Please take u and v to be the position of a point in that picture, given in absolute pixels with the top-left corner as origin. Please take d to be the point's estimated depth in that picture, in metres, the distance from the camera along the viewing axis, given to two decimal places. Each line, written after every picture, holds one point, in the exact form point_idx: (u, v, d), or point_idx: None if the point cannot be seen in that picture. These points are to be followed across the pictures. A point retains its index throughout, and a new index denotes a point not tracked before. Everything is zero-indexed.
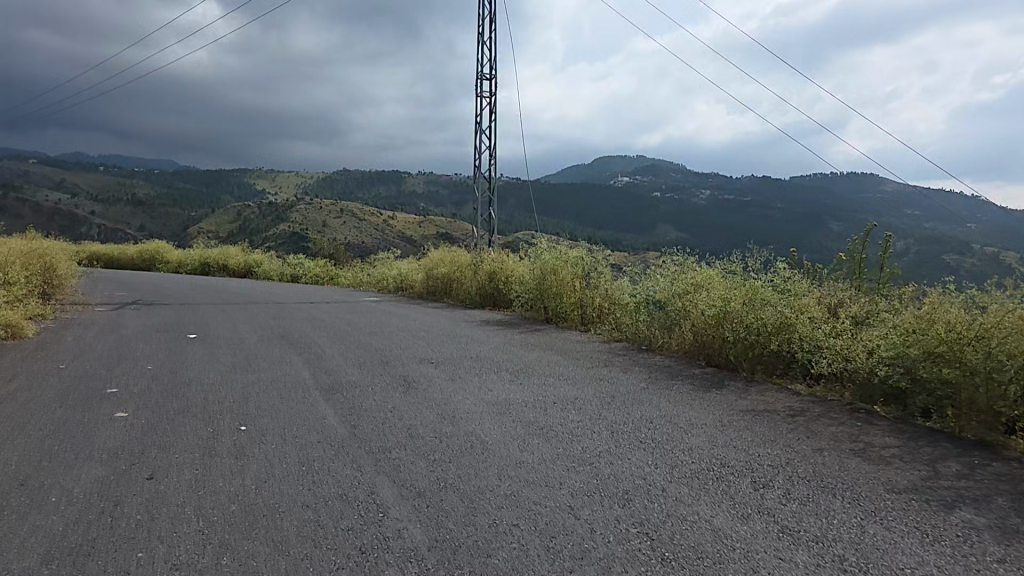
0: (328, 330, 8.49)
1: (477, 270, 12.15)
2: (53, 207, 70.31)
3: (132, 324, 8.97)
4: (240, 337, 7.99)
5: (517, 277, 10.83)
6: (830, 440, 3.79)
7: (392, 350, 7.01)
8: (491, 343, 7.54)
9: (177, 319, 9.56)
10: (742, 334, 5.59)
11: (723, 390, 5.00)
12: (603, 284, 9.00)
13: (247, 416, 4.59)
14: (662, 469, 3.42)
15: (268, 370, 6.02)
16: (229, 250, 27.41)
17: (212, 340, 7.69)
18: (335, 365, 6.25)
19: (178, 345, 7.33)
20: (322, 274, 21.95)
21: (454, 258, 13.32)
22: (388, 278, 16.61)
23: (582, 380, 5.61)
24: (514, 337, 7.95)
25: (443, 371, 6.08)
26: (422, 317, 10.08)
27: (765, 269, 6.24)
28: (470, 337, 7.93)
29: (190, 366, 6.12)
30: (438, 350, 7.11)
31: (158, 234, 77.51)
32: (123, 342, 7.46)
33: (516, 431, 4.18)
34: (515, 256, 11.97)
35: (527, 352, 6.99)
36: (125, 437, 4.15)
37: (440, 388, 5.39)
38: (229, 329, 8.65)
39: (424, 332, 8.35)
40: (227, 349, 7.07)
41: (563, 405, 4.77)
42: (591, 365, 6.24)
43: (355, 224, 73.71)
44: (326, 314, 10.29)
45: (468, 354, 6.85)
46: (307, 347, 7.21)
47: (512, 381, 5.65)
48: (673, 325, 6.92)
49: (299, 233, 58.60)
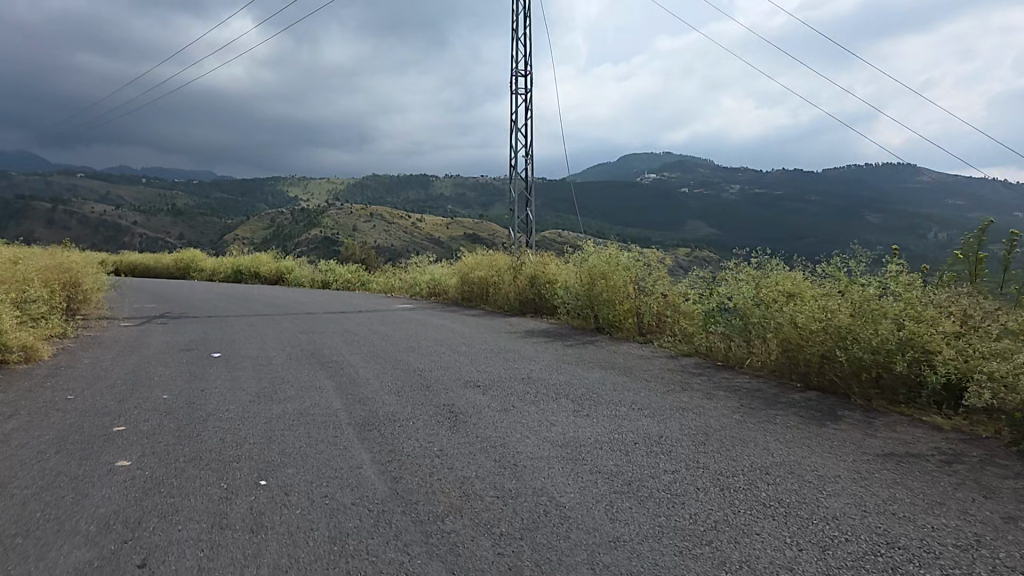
0: (363, 347, 7.69)
1: (517, 275, 11.29)
2: (97, 219, 71.81)
3: (157, 342, 8.28)
4: (267, 357, 7.23)
5: (559, 283, 9.97)
6: (1021, 503, 3.12)
7: (434, 371, 6.21)
8: (547, 359, 6.67)
9: (204, 336, 8.86)
10: (857, 352, 4.81)
11: (844, 425, 4.29)
12: (662, 288, 8.05)
13: (269, 466, 3.73)
14: (811, 554, 2.66)
15: (296, 398, 5.24)
16: (262, 258, 27.12)
17: (235, 361, 6.94)
18: (369, 392, 5.44)
19: (198, 367, 6.59)
20: (354, 279, 21.34)
21: (490, 260, 12.47)
22: (421, 283, 15.88)
23: (663, 412, 4.72)
24: (567, 352, 7.07)
25: (493, 397, 5.22)
26: (462, 328, 9.27)
27: (873, 273, 5.34)
28: (518, 352, 7.07)
29: (209, 395, 5.35)
30: (485, 369, 6.27)
31: (194, 241, 78.30)
32: (138, 365, 6.74)
33: (598, 489, 3.35)
34: (556, 258, 11.07)
35: (585, 372, 6.09)
36: (122, 499, 3.29)
37: (493, 422, 4.56)
38: (257, 346, 7.94)
39: (466, 348, 7.52)
40: (252, 372, 6.33)
41: (647, 448, 3.92)
42: (665, 390, 5.34)
43: (385, 228, 73.43)
44: (359, 327, 9.54)
45: (520, 375, 5.99)
46: (340, 369, 6.43)
47: (576, 412, 4.79)
48: (756, 339, 6.04)
49: (328, 239, 58.50)
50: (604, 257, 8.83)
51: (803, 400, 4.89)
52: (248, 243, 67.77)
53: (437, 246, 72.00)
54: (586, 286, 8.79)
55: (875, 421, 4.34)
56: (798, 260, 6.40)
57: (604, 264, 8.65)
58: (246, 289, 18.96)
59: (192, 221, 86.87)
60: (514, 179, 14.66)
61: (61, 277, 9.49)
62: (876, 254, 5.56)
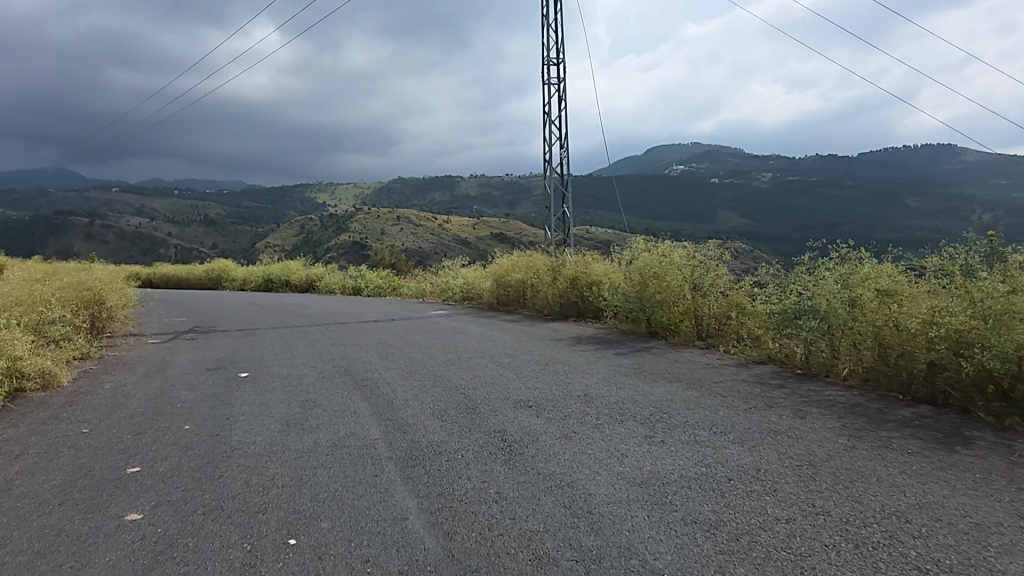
0: (400, 361, 7.15)
1: (557, 277, 10.70)
2: (131, 231, 72.96)
3: (183, 361, 7.83)
4: (299, 375, 6.72)
5: (605, 283, 9.35)
6: None
7: (479, 389, 5.63)
8: (603, 372, 6.03)
9: (231, 352, 8.40)
10: (986, 359, 4.20)
11: (978, 453, 3.71)
12: (723, 286, 7.36)
13: (300, 518, 3.16)
14: None
15: (329, 426, 4.69)
16: (291, 264, 26.86)
17: (264, 382, 6.43)
18: (410, 416, 4.87)
19: (223, 390, 6.09)
20: (385, 284, 20.89)
21: (527, 261, 11.84)
22: (454, 287, 15.37)
23: (753, 438, 4.09)
24: (623, 362, 6.44)
25: (550, 420, 4.63)
26: (503, 336, 8.68)
27: (994, 269, 4.70)
28: (569, 363, 6.45)
29: (233, 425, 4.81)
30: (536, 385, 5.67)
31: (226, 250, 79.08)
32: (161, 389, 6.27)
33: (702, 548, 2.72)
34: (599, 257, 10.44)
35: (648, 385, 5.46)
36: (124, 568, 2.73)
37: (554, 452, 3.95)
38: (286, 363, 7.44)
39: (510, 359, 6.92)
40: (282, 394, 5.81)
41: (750, 488, 3.36)
42: (747, 408, 4.69)
43: (413, 230, 73.31)
44: (394, 337, 9.00)
45: (575, 391, 5.37)
46: (375, 388, 5.88)
47: (649, 437, 4.16)
48: (848, 343, 5.45)
49: (358, 244, 58.59)
50: (657, 253, 8.17)
51: (917, 423, 4.27)
52: (278, 250, 68.13)
53: (466, 247, 71.61)
54: (636, 287, 8.16)
55: (1015, 445, 3.76)
56: (890, 252, 5.77)
57: (657, 262, 7.99)
58: (276, 298, 18.65)
59: (224, 229, 87.76)
60: (548, 174, 13.99)
61: (82, 294, 9.10)
62: (990, 244, 4.95)
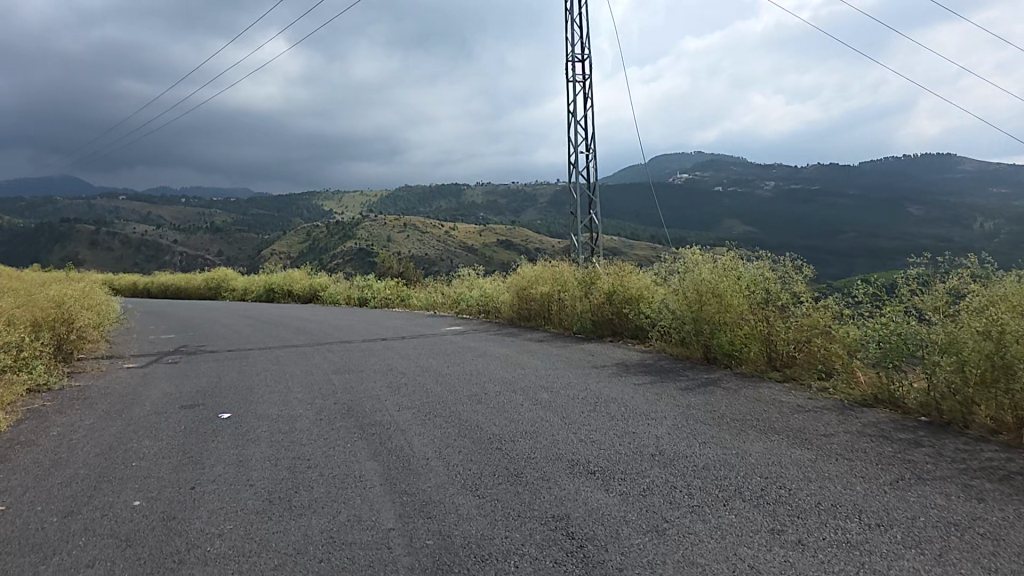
0: (414, 397, 5.96)
1: (588, 291, 9.50)
2: (136, 239, 72.42)
3: (156, 394, 6.68)
4: (293, 415, 5.54)
5: (650, 302, 8.13)
6: None
7: (518, 442, 4.43)
8: (672, 417, 4.80)
9: (218, 380, 7.24)
10: None
11: None
12: (801, 306, 6.06)
13: None
14: None
15: (325, 507, 3.51)
16: (295, 274, 25.78)
17: (247, 427, 5.24)
18: (433, 489, 3.66)
19: (196, 441, 4.91)
20: (393, 294, 19.70)
21: (554, 273, 10.67)
22: (468, 300, 14.17)
23: (933, 541, 2.77)
24: (692, 401, 5.21)
25: (622, 497, 3.41)
26: (531, 361, 7.46)
27: None
28: (623, 404, 5.22)
29: (199, 505, 3.65)
30: (591, 438, 4.45)
31: (230, 257, 78.40)
32: (119, 437, 5.11)
33: None
34: (638, 268, 9.22)
35: (739, 439, 4.23)
36: None
37: (645, 563, 2.70)
38: (276, 398, 6.23)
39: (548, 395, 5.71)
40: (269, 447, 4.64)
41: None
42: (894, 483, 3.39)
43: (419, 237, 72.32)
44: (404, 362, 7.81)
45: (646, 449, 4.16)
46: (384, 440, 4.66)
47: (775, 535, 2.90)
48: (999, 385, 4.16)
49: (363, 251, 57.63)
50: (717, 268, 6.98)
51: None
52: (281, 258, 67.24)
53: (472, 254, 70.58)
54: (692, 307, 6.95)
55: None
56: None
57: (718, 278, 6.81)
58: (278, 311, 17.56)
59: (229, 237, 87.09)
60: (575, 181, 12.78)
61: (49, 316, 8.03)
62: None
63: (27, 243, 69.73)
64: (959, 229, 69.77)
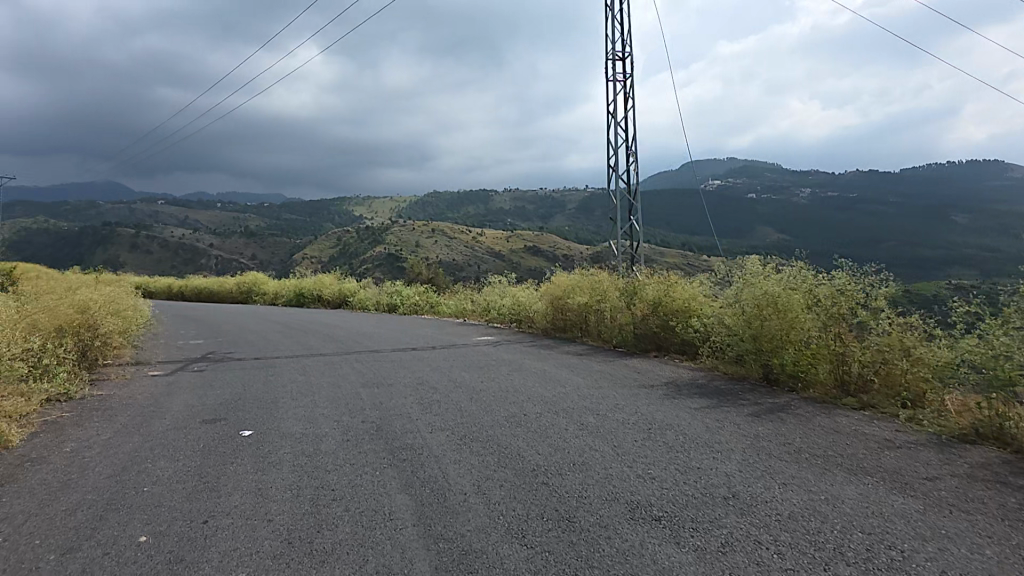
0: (448, 416, 5.49)
1: (631, 302, 8.96)
2: (172, 242, 73.60)
3: (177, 406, 6.30)
4: (319, 435, 5.10)
5: (700, 316, 7.58)
6: None
7: (568, 475, 3.93)
8: (740, 452, 4.24)
9: (242, 392, 6.84)
10: None
11: None
12: (881, 322, 5.45)
13: None
14: None
15: (352, 553, 3.03)
16: (324, 279, 25.57)
17: (269, 447, 4.82)
18: (475, 535, 3.17)
19: (214, 462, 4.49)
20: (423, 301, 19.30)
21: (592, 282, 10.09)
22: (501, 309, 13.70)
23: None
24: (760, 430, 4.66)
25: (699, 554, 2.88)
26: (573, 377, 6.94)
27: None
28: (681, 432, 4.69)
29: (210, 544, 3.20)
30: (652, 473, 3.92)
31: (262, 260, 79.23)
32: (133, 456, 4.71)
33: None
34: (684, 278, 8.66)
35: (826, 485, 3.66)
36: None
37: None
38: (301, 414, 5.80)
39: (595, 419, 5.19)
40: (291, 473, 4.20)
41: None
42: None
43: (449, 243, 72.23)
44: (437, 376, 7.34)
45: (718, 490, 3.63)
46: (417, 469, 4.18)
47: None
48: None
49: (393, 256, 57.67)
50: (782, 278, 6.35)
51: None
52: (312, 263, 67.68)
53: (501, 260, 70.32)
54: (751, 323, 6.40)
55: None
56: None
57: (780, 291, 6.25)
58: (306, 317, 17.27)
59: (262, 241, 88.07)
60: (615, 186, 12.21)
61: (72, 320, 7.73)
62: None
63: (68, 245, 71.35)
64: (1006, 239, 67.36)
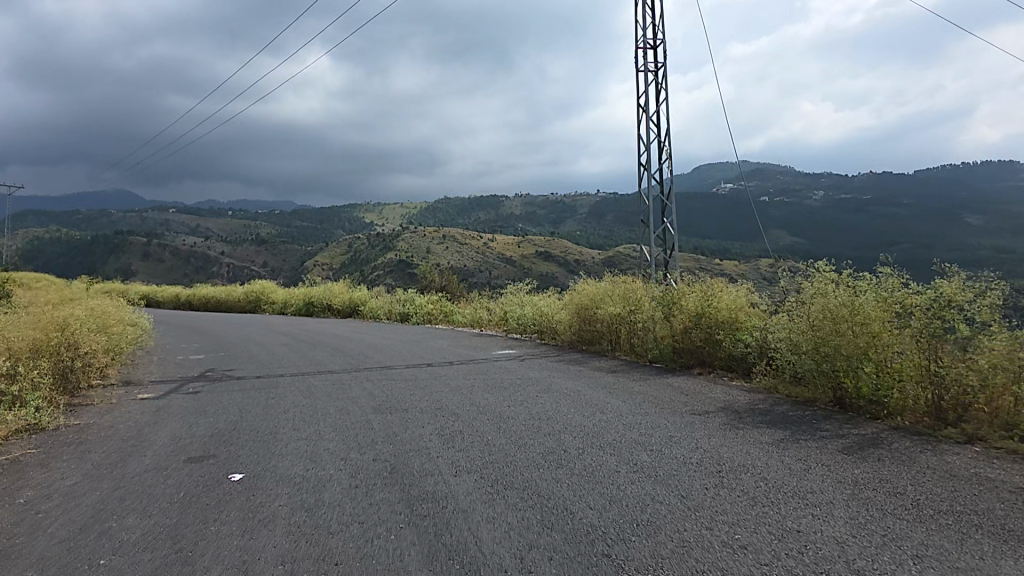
0: (475, 453, 4.66)
1: (670, 311, 8.10)
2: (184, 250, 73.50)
3: (162, 439, 5.52)
4: (322, 479, 4.30)
5: (755, 331, 6.74)
6: None
7: (632, 543, 3.09)
8: (844, 507, 3.39)
9: (239, 421, 6.05)
10: None
11: None
12: (986, 339, 4.60)
13: None
14: None
15: None
16: (335, 287, 24.83)
17: (262, 497, 4.02)
18: None
19: (193, 519, 3.69)
20: (437, 310, 18.51)
21: (624, 291, 9.25)
22: (520, 318, 12.88)
23: None
24: (859, 475, 3.82)
25: None
26: (613, 400, 6.11)
27: None
28: (762, 478, 3.85)
29: None
30: (739, 540, 3.08)
31: (274, 268, 78.98)
32: (99, 509, 3.92)
33: None
34: (730, 285, 7.81)
35: (975, 560, 2.80)
36: None
37: None
38: (304, 449, 5.01)
39: (650, 457, 4.35)
40: (283, 537, 3.38)
41: None
42: None
43: (460, 249, 71.58)
44: (458, 399, 6.52)
45: (835, 568, 2.78)
46: (441, 530, 3.36)
47: None
48: None
49: (405, 262, 56.98)
50: (857, 287, 5.51)
51: None
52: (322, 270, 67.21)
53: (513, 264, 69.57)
54: (822, 339, 5.56)
55: None
56: None
57: (856, 302, 5.40)
58: (316, 327, 16.50)
59: (273, 248, 87.82)
60: (645, 187, 11.38)
61: (51, 339, 6.98)
62: None
63: (82, 255, 71.45)
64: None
